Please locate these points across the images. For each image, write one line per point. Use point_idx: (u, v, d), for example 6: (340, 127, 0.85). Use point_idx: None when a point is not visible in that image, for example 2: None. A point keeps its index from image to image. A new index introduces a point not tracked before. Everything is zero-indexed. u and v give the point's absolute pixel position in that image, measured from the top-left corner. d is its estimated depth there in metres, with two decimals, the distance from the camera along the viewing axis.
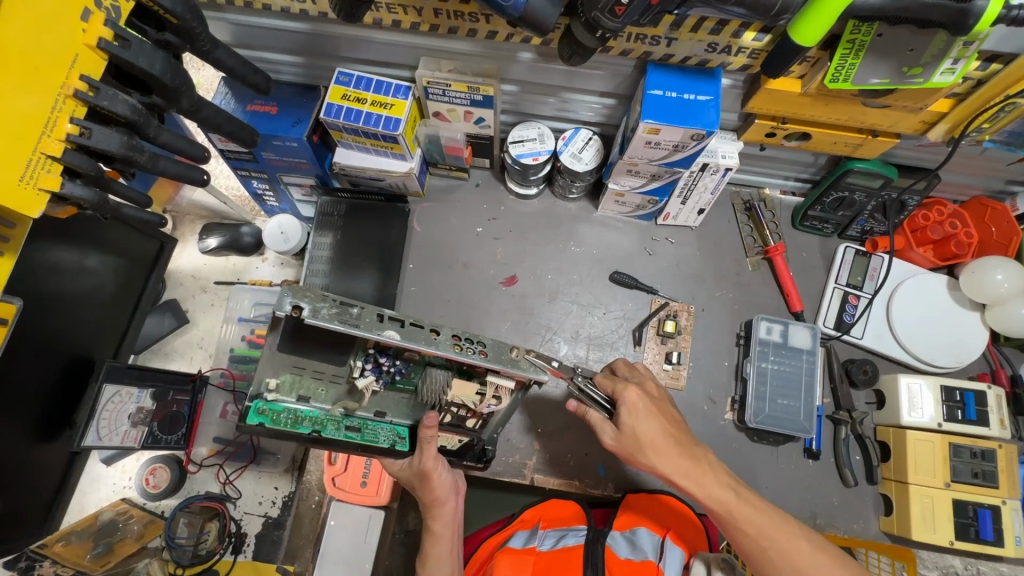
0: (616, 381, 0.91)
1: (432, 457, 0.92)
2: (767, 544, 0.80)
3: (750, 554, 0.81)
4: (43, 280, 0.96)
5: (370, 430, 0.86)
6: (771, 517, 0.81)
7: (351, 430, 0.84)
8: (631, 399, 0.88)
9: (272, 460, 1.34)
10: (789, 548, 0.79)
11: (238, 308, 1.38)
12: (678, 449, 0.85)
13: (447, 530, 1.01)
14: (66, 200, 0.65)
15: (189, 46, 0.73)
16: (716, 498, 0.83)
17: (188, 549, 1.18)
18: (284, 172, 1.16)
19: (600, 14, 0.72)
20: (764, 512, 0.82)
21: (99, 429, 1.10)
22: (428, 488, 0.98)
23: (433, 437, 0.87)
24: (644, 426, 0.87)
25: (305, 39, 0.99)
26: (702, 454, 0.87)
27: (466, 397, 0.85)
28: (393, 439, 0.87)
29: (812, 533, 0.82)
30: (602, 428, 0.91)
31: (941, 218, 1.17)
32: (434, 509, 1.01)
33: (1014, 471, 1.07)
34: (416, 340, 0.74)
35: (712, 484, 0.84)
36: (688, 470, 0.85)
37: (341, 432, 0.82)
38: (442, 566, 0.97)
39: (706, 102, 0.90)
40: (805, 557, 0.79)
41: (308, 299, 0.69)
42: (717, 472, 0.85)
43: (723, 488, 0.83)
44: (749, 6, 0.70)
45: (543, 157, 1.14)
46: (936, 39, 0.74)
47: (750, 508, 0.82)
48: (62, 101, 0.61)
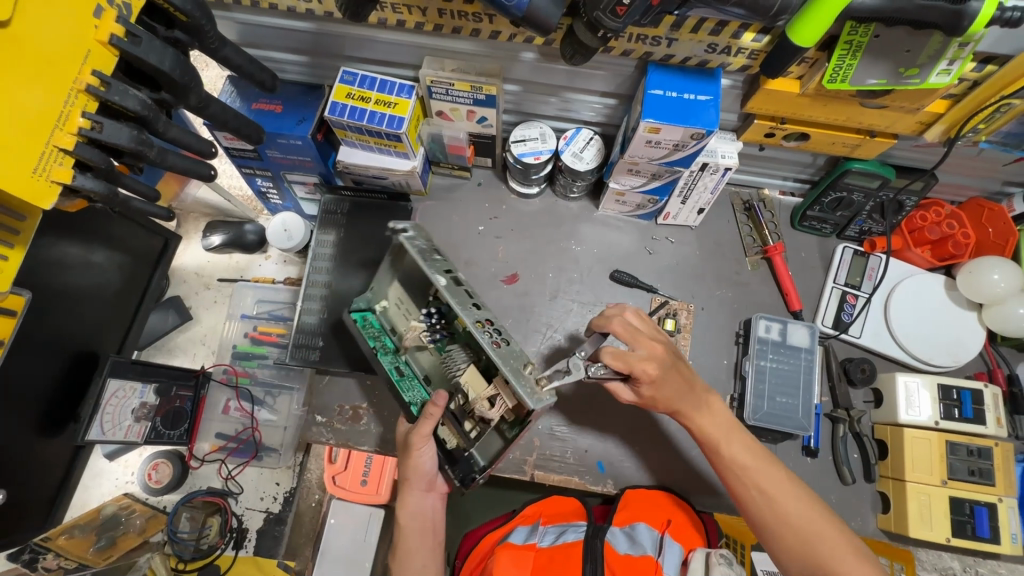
0: (630, 362, 0.89)
1: (421, 434, 0.95)
2: (746, 477, 0.91)
3: (734, 487, 0.92)
4: (49, 275, 0.97)
5: (408, 382, 1.03)
6: (756, 455, 0.92)
7: (398, 369, 1.04)
8: (647, 373, 0.90)
9: (274, 457, 1.31)
10: (766, 483, 0.89)
11: (241, 305, 1.38)
12: (690, 394, 0.96)
13: (415, 522, 1.00)
14: (77, 193, 0.66)
15: (198, 44, 0.75)
16: (713, 431, 0.95)
17: (191, 544, 1.21)
18: (288, 170, 1.17)
19: (601, 15, 0.73)
20: (751, 452, 0.93)
21: (104, 423, 1.09)
22: (405, 464, 1.00)
23: (433, 418, 0.93)
24: (663, 392, 0.94)
25: (310, 38, 1.00)
26: (707, 398, 0.98)
27: (473, 388, 0.92)
28: (415, 401, 1.01)
29: (802, 485, 0.90)
30: (619, 391, 0.99)
31: (939, 218, 1.18)
32: (405, 496, 1.01)
33: (1010, 470, 1.08)
34: (455, 296, 0.89)
35: (708, 422, 0.96)
36: (692, 410, 0.96)
37: (390, 364, 1.04)
38: (416, 556, 0.98)
39: (706, 102, 0.92)
40: (780, 493, 0.88)
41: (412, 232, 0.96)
42: (716, 414, 0.97)
43: (717, 426, 0.96)
44: (749, 7, 0.71)
45: (544, 156, 1.15)
46: (932, 41, 0.75)
47: (738, 447, 0.94)
48: (74, 97, 0.62)
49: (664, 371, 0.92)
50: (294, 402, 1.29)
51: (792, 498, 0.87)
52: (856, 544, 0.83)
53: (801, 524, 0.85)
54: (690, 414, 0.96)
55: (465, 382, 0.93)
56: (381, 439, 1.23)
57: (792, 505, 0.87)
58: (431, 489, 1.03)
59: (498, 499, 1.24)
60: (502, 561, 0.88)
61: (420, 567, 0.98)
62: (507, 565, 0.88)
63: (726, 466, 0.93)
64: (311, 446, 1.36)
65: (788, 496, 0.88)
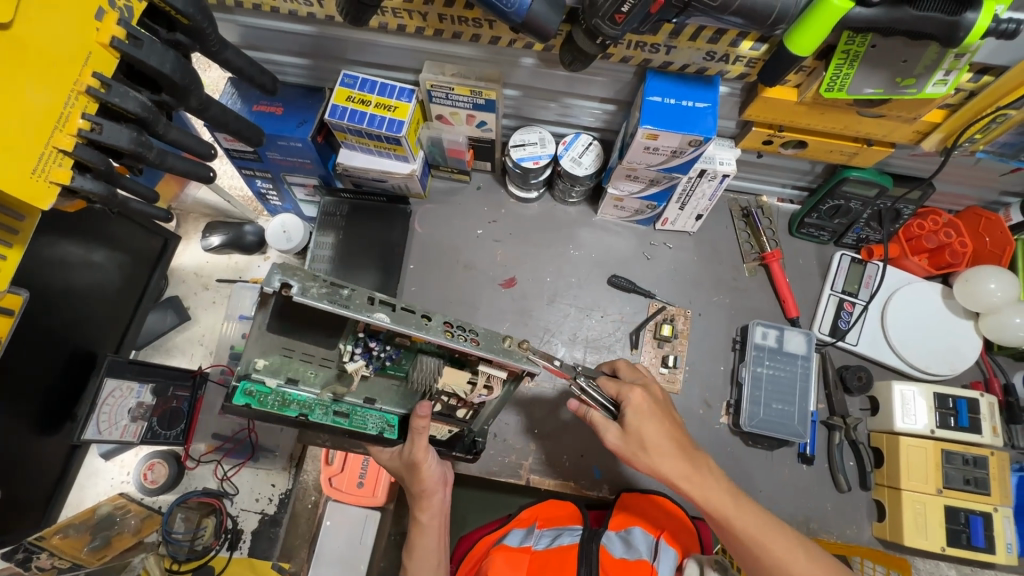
0: (620, 384, 0.90)
1: (421, 449, 0.91)
2: (763, 556, 0.80)
3: (747, 563, 0.82)
4: (49, 274, 0.97)
5: (358, 416, 0.90)
6: (770, 530, 0.82)
7: (338, 415, 0.88)
8: (636, 401, 0.88)
9: (270, 457, 1.34)
10: (784, 560, 0.80)
11: (239, 306, 1.38)
12: (677, 450, 0.87)
13: (434, 521, 1.02)
14: (76, 193, 0.66)
15: (199, 46, 0.75)
16: (715, 503, 0.84)
17: (185, 545, 1.22)
18: (287, 172, 1.17)
19: (600, 22, 0.74)
20: (764, 523, 0.83)
21: (100, 422, 1.10)
22: (416, 479, 0.98)
23: (423, 430, 0.88)
24: (650, 428, 0.87)
25: (311, 41, 1.01)
26: (703, 459, 0.88)
27: (456, 386, 0.87)
28: (382, 427, 0.92)
29: (808, 543, 0.83)
30: (603, 428, 0.91)
31: (936, 227, 1.19)
32: (422, 501, 1.01)
33: (1005, 479, 1.08)
34: (406, 324, 0.75)
35: (711, 489, 0.85)
36: (688, 473, 0.86)
37: (328, 418, 0.86)
38: (429, 558, 0.98)
39: (704, 109, 0.92)
40: (798, 564, 0.79)
41: (297, 278, 0.70)
42: (717, 476, 0.86)
43: (723, 494, 0.84)
44: (746, 15, 0.72)
45: (543, 161, 1.15)
46: (929, 52, 0.75)
47: (751, 519, 0.83)
48: (75, 98, 0.62)
49: (655, 405, 0.89)
50: None
51: (811, 568, 0.79)
52: None
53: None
54: (691, 482, 0.85)
55: (444, 384, 0.87)
56: None
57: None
58: (445, 489, 1.04)
59: None
60: (496, 563, 0.89)
61: (432, 568, 0.98)
62: (501, 566, 0.88)
63: (737, 542, 0.82)
64: (308, 448, 1.38)
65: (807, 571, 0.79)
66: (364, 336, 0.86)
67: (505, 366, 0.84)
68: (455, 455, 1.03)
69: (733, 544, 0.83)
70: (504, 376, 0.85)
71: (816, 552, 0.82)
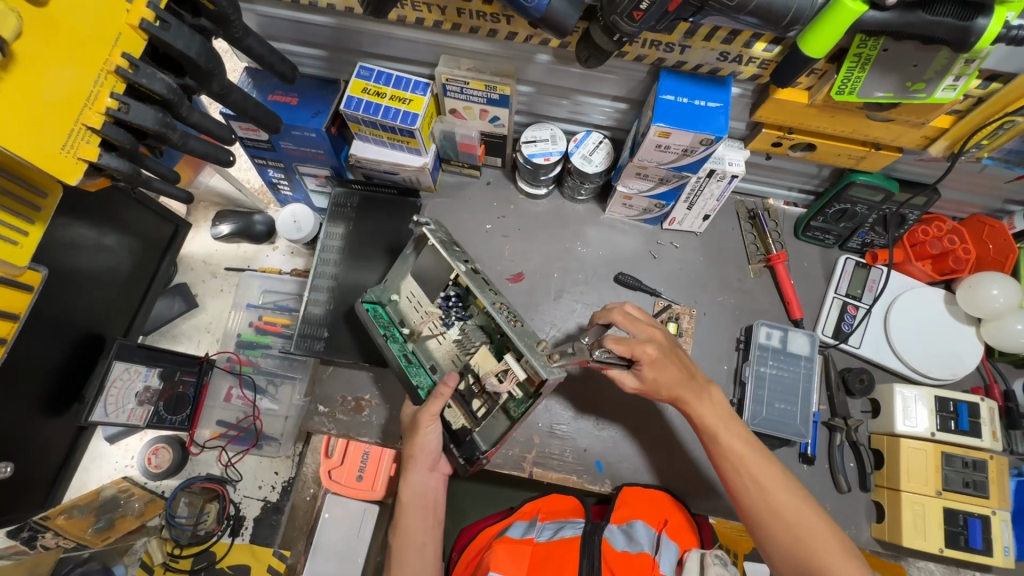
0: (632, 345, 0.94)
1: (431, 413, 0.96)
2: (741, 467, 0.92)
3: (726, 473, 0.93)
4: (61, 254, 0.98)
5: (416, 368, 1.04)
6: (753, 449, 0.93)
7: (409, 356, 1.04)
8: (648, 355, 0.94)
9: (274, 446, 1.32)
10: (763, 483, 0.90)
11: (246, 295, 1.40)
12: (686, 375, 0.98)
13: (417, 501, 1.01)
14: (100, 171, 0.67)
15: (222, 32, 0.77)
16: (708, 420, 0.96)
17: (188, 529, 1.25)
18: (300, 162, 1.19)
19: (618, 19, 0.75)
20: (748, 442, 0.94)
21: (108, 405, 1.10)
22: (410, 443, 1.00)
23: (441, 397, 0.95)
24: (666, 371, 0.96)
25: (330, 33, 1.02)
26: (707, 388, 0.99)
27: (483, 366, 0.97)
28: (422, 386, 1.02)
29: (793, 480, 0.91)
30: (622, 379, 0.99)
31: (940, 233, 1.20)
32: (408, 474, 1.01)
33: (1004, 483, 1.09)
34: (473, 283, 0.93)
35: (709, 412, 0.96)
36: (689, 397, 0.97)
37: (400, 352, 1.04)
38: (410, 533, 0.99)
39: (715, 108, 0.94)
40: (776, 494, 0.88)
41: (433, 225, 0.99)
42: (713, 402, 0.97)
43: (716, 415, 0.96)
44: (762, 16, 0.73)
45: (554, 157, 1.17)
46: (939, 57, 0.77)
47: (736, 439, 0.94)
48: (104, 77, 0.64)
49: (664, 353, 0.96)
50: (296, 392, 1.32)
51: (789, 501, 0.88)
52: (836, 531, 0.86)
53: (789, 514, 0.87)
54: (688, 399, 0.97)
55: (474, 362, 0.98)
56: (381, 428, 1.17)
57: (788, 507, 0.87)
58: (436, 471, 1.04)
59: (497, 496, 1.24)
60: (498, 555, 0.89)
61: (419, 543, 0.99)
62: (505, 560, 0.87)
63: (725, 461, 0.93)
64: (311, 437, 1.38)
65: (785, 503, 0.88)
66: (451, 286, 1.00)
67: (528, 370, 0.89)
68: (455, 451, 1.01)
69: (717, 456, 0.95)
70: (523, 378, 0.89)
71: (794, 486, 0.91)
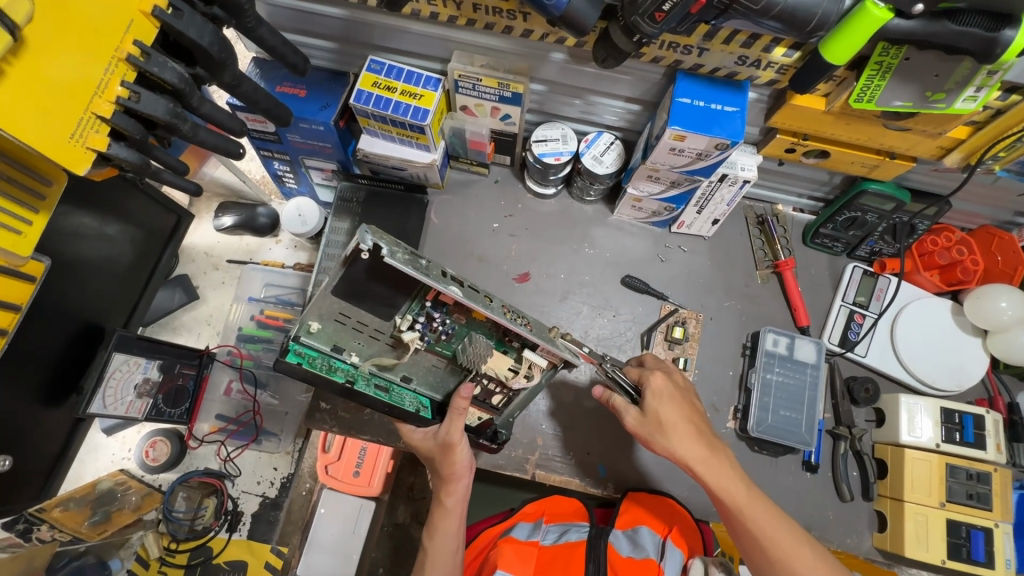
0: (642, 370, 1.00)
1: (457, 431, 0.95)
2: (765, 539, 0.87)
3: (751, 550, 0.89)
4: (62, 243, 0.97)
5: (396, 393, 0.96)
6: (779, 525, 0.88)
7: (379, 388, 0.94)
8: (656, 383, 0.97)
9: (274, 441, 1.33)
10: (790, 557, 0.85)
11: (249, 288, 1.39)
12: (697, 433, 0.94)
13: (459, 506, 1.00)
14: (109, 160, 0.66)
15: (235, 22, 0.75)
16: (731, 494, 0.90)
17: (185, 524, 1.23)
18: (307, 155, 1.17)
19: (639, 19, 0.74)
20: (773, 516, 0.89)
21: (106, 397, 1.09)
22: (447, 463, 0.98)
23: (463, 410, 0.93)
24: (667, 409, 0.95)
25: (341, 25, 1.01)
26: (722, 448, 0.94)
27: (499, 370, 0.91)
28: (417, 406, 0.97)
29: (817, 543, 0.89)
30: (624, 411, 0.99)
31: (948, 244, 1.20)
32: (450, 485, 0.99)
33: (1007, 496, 1.09)
34: (474, 300, 0.82)
35: (727, 479, 0.91)
36: (705, 456, 0.92)
37: (371, 388, 0.92)
38: (448, 540, 0.97)
39: (732, 112, 0.92)
40: (805, 562, 0.85)
41: (386, 242, 0.76)
42: (732, 466, 0.92)
43: (738, 484, 0.90)
44: (785, 20, 0.72)
45: (565, 157, 1.15)
46: (961, 68, 0.76)
47: (760, 510, 0.89)
48: (115, 65, 0.62)
49: (670, 388, 0.97)
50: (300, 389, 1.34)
51: (818, 566, 0.85)
52: None
53: None
54: (709, 468, 0.91)
55: (489, 367, 0.91)
56: (381, 427, 1.15)
57: None
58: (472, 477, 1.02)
59: (496, 497, 1.24)
60: (504, 554, 0.90)
61: (453, 547, 0.97)
62: (512, 560, 0.89)
63: (747, 532, 0.88)
64: (310, 432, 1.37)
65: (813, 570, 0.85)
66: (430, 305, 0.85)
67: (547, 355, 0.90)
68: (481, 442, 1.06)
69: (741, 531, 0.90)
70: (544, 364, 0.91)
71: (817, 547, 0.88)
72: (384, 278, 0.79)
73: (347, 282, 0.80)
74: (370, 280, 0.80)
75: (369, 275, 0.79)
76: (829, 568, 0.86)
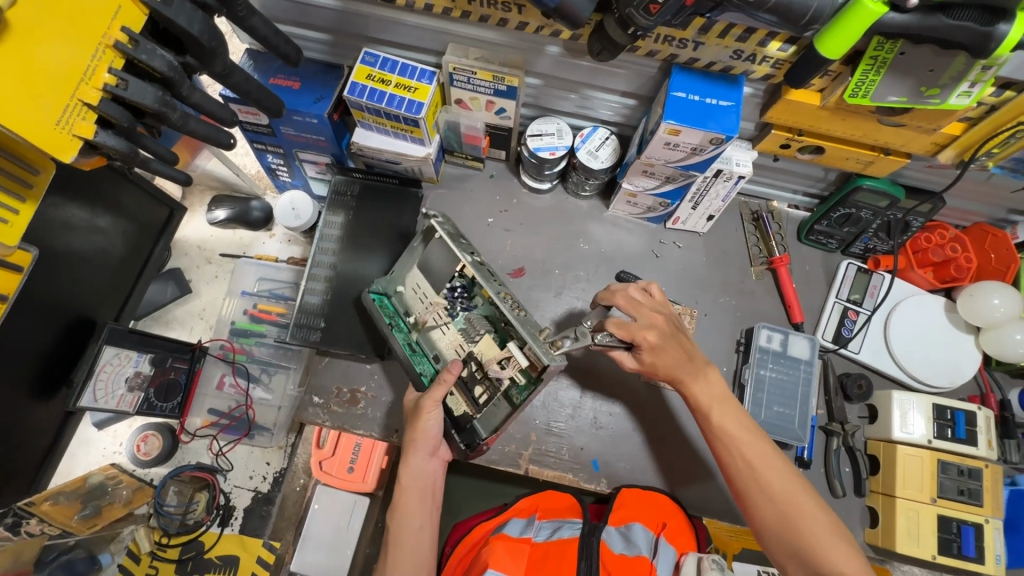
0: (632, 328, 0.96)
1: (433, 399, 0.97)
2: (730, 445, 0.92)
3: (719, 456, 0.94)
4: (54, 235, 0.96)
5: (419, 357, 1.05)
6: (746, 433, 0.93)
7: (412, 346, 1.06)
8: (647, 339, 0.96)
9: (266, 436, 1.30)
10: (753, 461, 0.90)
11: (242, 282, 1.37)
12: (683, 353, 0.99)
13: (416, 484, 0.98)
14: (97, 149, 0.65)
15: (226, 11, 0.74)
16: (730, 432, 0.93)
17: (176, 518, 1.23)
18: (300, 148, 1.17)
19: (634, 11, 0.73)
20: (741, 423, 0.94)
21: (97, 390, 1.09)
22: (412, 428, 0.99)
23: (445, 382, 0.96)
24: (661, 358, 0.97)
25: (336, 17, 1.00)
26: (704, 366, 0.99)
27: (486, 354, 0.97)
28: (427, 373, 1.04)
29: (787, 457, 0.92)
30: (623, 359, 1.02)
31: (942, 241, 1.21)
32: (408, 457, 0.99)
33: (998, 492, 1.10)
34: (480, 273, 0.95)
35: (701, 390, 0.97)
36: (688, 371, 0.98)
37: (404, 342, 1.06)
38: (409, 519, 0.96)
39: (727, 107, 0.92)
40: (766, 468, 0.89)
41: (445, 219, 1.04)
42: (708, 380, 0.98)
43: (711, 395, 0.96)
44: (781, 14, 0.72)
45: (560, 152, 1.15)
46: (956, 62, 0.76)
47: (729, 420, 0.94)
48: (102, 52, 0.61)
49: (665, 338, 0.97)
50: (290, 382, 1.29)
51: (780, 474, 0.89)
52: (829, 510, 0.87)
53: (779, 494, 0.87)
54: (711, 409, 0.95)
55: (479, 350, 0.98)
56: (374, 421, 1.14)
57: (782, 484, 0.88)
58: (433, 454, 1.01)
59: (489, 492, 1.24)
60: (495, 551, 0.90)
61: (415, 528, 0.95)
62: (503, 557, 0.89)
63: (716, 438, 0.95)
64: (304, 428, 1.35)
65: (776, 478, 0.88)
66: (457, 278, 1.00)
67: (530, 357, 0.91)
68: (455, 438, 1.02)
69: (712, 439, 0.95)
70: (524, 364, 0.92)
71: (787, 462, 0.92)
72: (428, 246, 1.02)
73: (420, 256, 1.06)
74: (429, 253, 1.05)
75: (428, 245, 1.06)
76: (796, 478, 0.89)
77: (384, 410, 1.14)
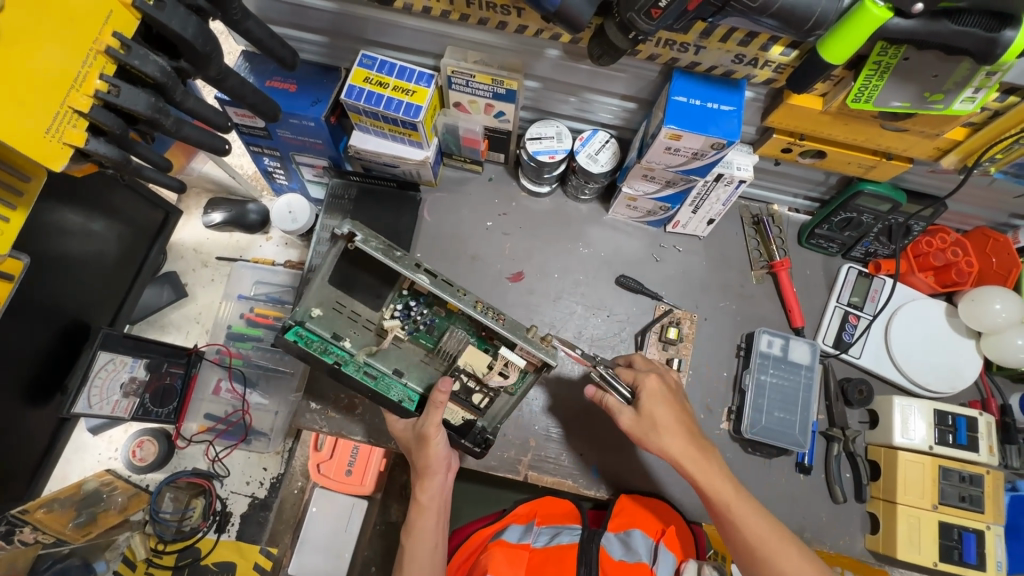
0: (637, 372, 1.00)
1: (433, 424, 0.91)
2: (752, 540, 0.88)
3: (738, 549, 0.89)
4: (46, 240, 0.95)
5: (384, 383, 0.94)
6: (765, 522, 0.89)
7: (368, 374, 0.93)
8: (651, 386, 0.98)
9: (263, 442, 1.31)
10: (777, 556, 0.86)
11: (239, 286, 1.37)
12: (687, 432, 0.95)
13: (433, 503, 0.99)
14: (88, 157, 0.64)
15: (220, 14, 0.73)
16: (760, 537, 0.87)
17: (172, 525, 1.22)
18: (297, 151, 1.16)
19: (635, 15, 0.72)
20: (758, 512, 0.90)
21: (91, 396, 1.07)
22: (423, 455, 0.96)
23: (440, 406, 0.89)
24: (661, 411, 0.96)
25: (332, 19, 0.99)
26: (709, 446, 0.96)
27: (476, 366, 0.92)
28: (403, 397, 0.94)
29: (807, 548, 0.89)
30: (618, 411, 0.99)
31: (944, 245, 1.20)
32: (425, 480, 0.98)
33: (999, 499, 1.09)
34: (442, 289, 0.88)
35: (715, 476, 0.92)
36: (694, 456, 0.93)
37: (358, 373, 0.92)
38: (428, 538, 0.97)
39: (728, 111, 0.91)
40: (791, 561, 0.86)
41: (362, 231, 0.87)
42: (719, 464, 0.93)
43: (724, 482, 0.92)
44: (783, 18, 0.71)
45: (559, 155, 1.14)
46: (960, 68, 0.75)
47: (747, 508, 0.90)
48: (93, 58, 0.60)
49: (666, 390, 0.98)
50: (288, 389, 1.30)
51: (804, 565, 0.86)
52: None
53: None
54: (731, 503, 0.90)
55: (464, 362, 0.92)
56: (372, 427, 1.13)
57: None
58: (448, 474, 1.01)
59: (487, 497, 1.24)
60: (494, 557, 0.89)
61: (431, 545, 0.97)
62: (502, 562, 0.88)
63: (734, 530, 0.89)
64: (300, 433, 1.35)
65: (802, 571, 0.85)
66: (408, 294, 0.94)
67: (525, 356, 0.92)
68: (463, 445, 0.98)
69: (731, 535, 0.90)
70: (521, 364, 0.92)
71: (807, 552, 0.89)
72: (369, 266, 0.92)
73: (339, 271, 0.92)
74: (357, 268, 0.92)
75: (353, 261, 0.91)
76: (816, 570, 0.86)
77: (381, 417, 1.13)
